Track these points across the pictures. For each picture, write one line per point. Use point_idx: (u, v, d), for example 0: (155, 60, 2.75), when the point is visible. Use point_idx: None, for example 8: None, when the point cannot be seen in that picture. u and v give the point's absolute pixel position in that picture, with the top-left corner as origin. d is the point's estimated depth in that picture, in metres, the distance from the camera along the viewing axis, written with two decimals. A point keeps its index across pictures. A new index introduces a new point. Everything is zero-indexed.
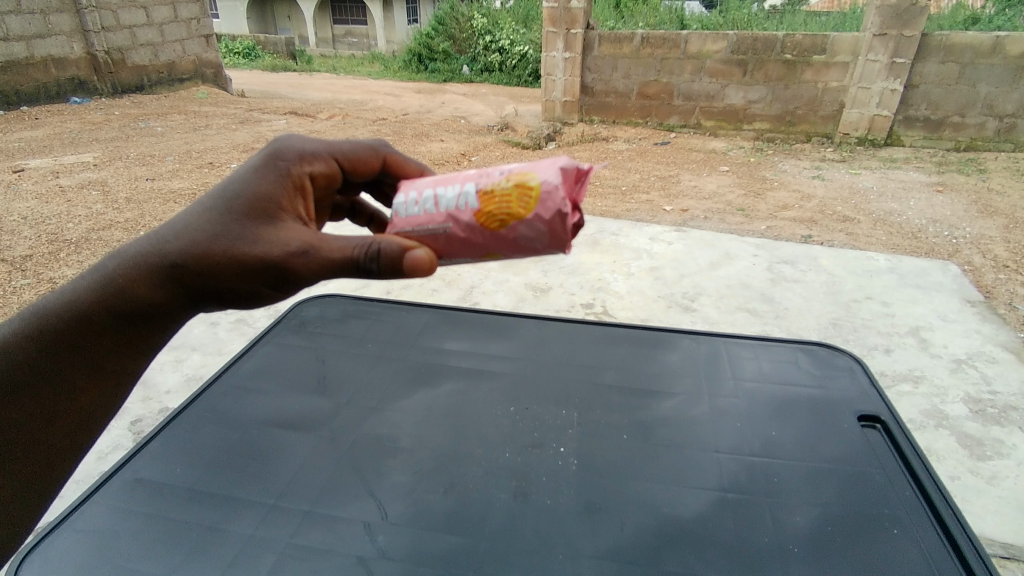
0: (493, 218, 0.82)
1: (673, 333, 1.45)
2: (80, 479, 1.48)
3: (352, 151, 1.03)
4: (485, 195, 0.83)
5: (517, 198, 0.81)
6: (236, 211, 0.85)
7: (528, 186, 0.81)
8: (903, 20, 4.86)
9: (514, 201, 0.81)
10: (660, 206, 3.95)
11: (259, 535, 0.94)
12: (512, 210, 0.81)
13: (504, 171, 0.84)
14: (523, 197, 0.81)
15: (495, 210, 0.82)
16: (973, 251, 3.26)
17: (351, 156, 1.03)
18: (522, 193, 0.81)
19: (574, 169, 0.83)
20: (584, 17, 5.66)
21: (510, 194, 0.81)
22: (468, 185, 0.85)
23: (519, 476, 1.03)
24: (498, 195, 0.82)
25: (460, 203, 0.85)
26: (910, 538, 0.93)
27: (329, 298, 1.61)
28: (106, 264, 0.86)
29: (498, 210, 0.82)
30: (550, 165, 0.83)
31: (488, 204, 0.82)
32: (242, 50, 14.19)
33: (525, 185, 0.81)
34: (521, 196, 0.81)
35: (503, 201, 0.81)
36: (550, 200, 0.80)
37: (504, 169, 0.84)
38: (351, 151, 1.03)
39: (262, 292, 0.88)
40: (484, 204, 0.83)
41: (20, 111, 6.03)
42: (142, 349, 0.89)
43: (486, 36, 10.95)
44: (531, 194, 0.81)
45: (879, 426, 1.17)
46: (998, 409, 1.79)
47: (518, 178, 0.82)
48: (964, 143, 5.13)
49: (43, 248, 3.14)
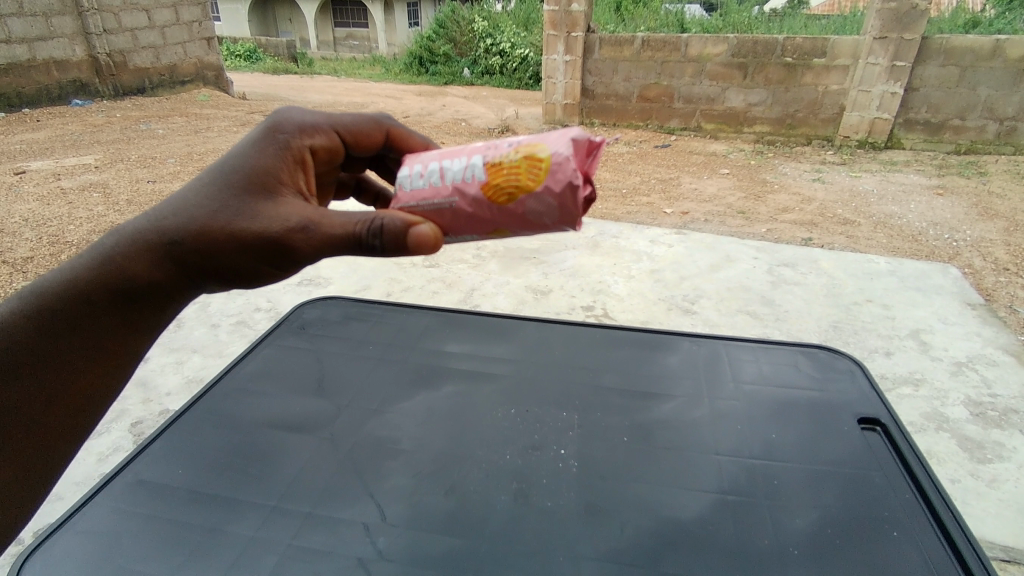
0: (501, 190, 0.83)
1: (673, 335, 1.45)
2: (80, 481, 1.50)
3: (353, 123, 1.04)
4: (493, 166, 0.84)
5: (526, 169, 0.81)
6: (236, 187, 0.85)
7: (537, 158, 0.81)
8: (903, 24, 4.87)
9: (523, 171, 0.81)
10: (660, 209, 3.96)
11: (260, 536, 0.94)
12: (521, 181, 0.81)
13: (513, 143, 0.84)
14: (532, 168, 0.81)
15: (504, 182, 0.82)
16: (974, 254, 3.27)
17: (353, 129, 1.04)
18: (531, 164, 0.81)
19: (586, 141, 0.83)
20: (584, 20, 5.68)
21: (520, 165, 0.82)
22: (475, 157, 0.86)
23: (519, 478, 1.03)
24: (506, 167, 0.82)
25: (466, 176, 0.85)
26: (909, 540, 0.93)
27: (329, 299, 1.61)
28: (106, 243, 0.86)
29: (507, 183, 0.82)
30: (561, 136, 0.83)
31: (496, 175, 0.83)
32: (243, 53, 14.22)
33: (535, 157, 0.81)
34: (530, 168, 0.81)
35: (513, 172, 0.82)
36: (561, 171, 0.80)
37: (513, 142, 0.85)
38: (352, 123, 1.04)
39: (263, 270, 0.88)
40: (492, 176, 0.83)
41: (22, 113, 6.04)
42: (143, 330, 0.88)
43: (486, 39, 10.98)
44: (541, 166, 0.81)
45: (878, 428, 1.17)
46: (998, 412, 1.79)
47: (527, 150, 0.82)
48: (964, 146, 5.13)
49: (44, 250, 3.15)
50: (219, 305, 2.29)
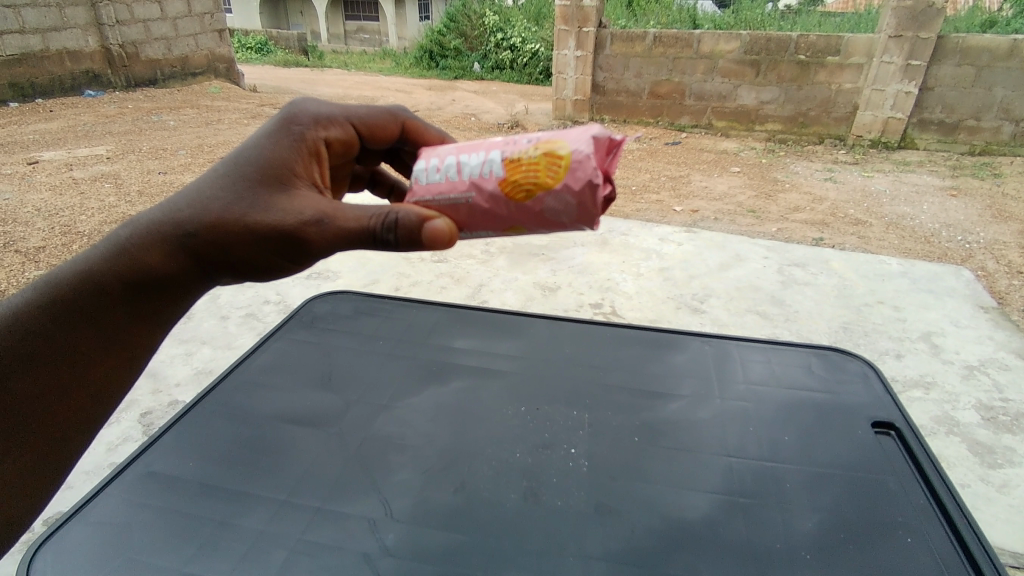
0: (520, 187, 0.82)
1: (683, 334, 1.44)
2: (90, 471, 1.51)
3: (369, 116, 1.03)
4: (512, 162, 0.83)
5: (545, 166, 0.81)
6: (250, 178, 0.85)
7: (557, 155, 0.81)
8: (919, 22, 4.81)
9: (542, 169, 0.81)
10: (670, 206, 3.94)
11: (270, 530, 0.94)
12: (540, 178, 0.81)
13: (533, 139, 0.84)
14: (552, 165, 0.81)
15: (522, 178, 0.82)
16: (987, 256, 3.24)
17: (369, 121, 1.03)
18: (551, 162, 0.81)
19: (606, 139, 0.83)
20: (596, 15, 5.63)
21: (539, 162, 0.81)
22: (494, 153, 0.85)
23: (530, 476, 1.02)
24: (525, 163, 0.82)
25: (484, 171, 0.85)
26: (923, 546, 0.92)
27: (340, 294, 1.61)
28: (120, 234, 0.86)
29: (526, 179, 0.82)
30: (582, 133, 0.83)
31: (515, 171, 0.83)
32: (254, 45, 14.23)
33: (554, 154, 0.81)
34: (549, 165, 0.81)
35: (531, 169, 0.81)
36: (581, 169, 0.80)
37: (531, 138, 0.85)
38: (366, 115, 1.03)
39: (276, 263, 0.88)
40: (510, 172, 0.83)
41: (35, 104, 6.09)
42: (157, 321, 0.89)
43: (498, 33, 10.97)
44: (560, 163, 0.81)
45: (893, 432, 1.16)
46: (1010, 417, 1.77)
47: (546, 147, 0.82)
48: (979, 147, 5.07)
49: (56, 239, 3.18)
50: (228, 297, 2.30)
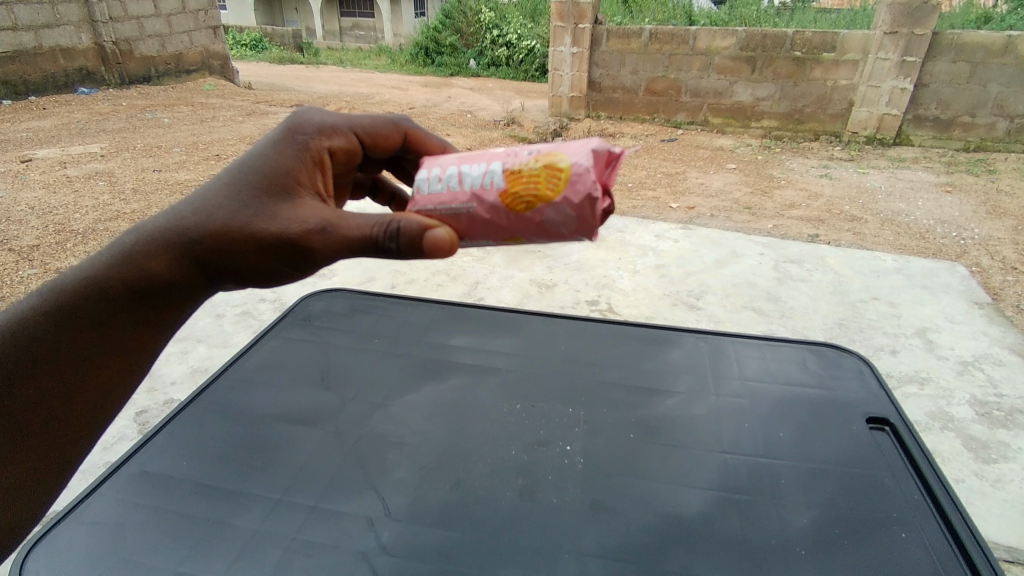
0: (520, 199, 0.82)
1: (678, 332, 1.43)
2: (84, 470, 1.51)
3: (373, 125, 1.03)
4: (512, 174, 0.83)
5: (545, 179, 0.81)
6: (255, 186, 0.85)
7: (557, 168, 0.81)
8: (914, 18, 4.82)
9: (543, 181, 0.81)
10: (666, 203, 3.93)
11: (266, 529, 0.94)
12: (540, 191, 0.81)
13: (533, 151, 0.84)
14: (552, 177, 0.81)
15: (523, 190, 0.82)
16: (981, 252, 3.25)
17: (373, 131, 1.03)
18: (551, 174, 0.81)
19: (606, 151, 0.83)
20: (592, 12, 5.63)
21: (539, 174, 0.81)
22: (494, 163, 0.85)
23: (525, 473, 1.03)
24: (526, 175, 0.82)
25: (485, 182, 0.84)
26: (915, 538, 0.93)
27: (335, 292, 1.60)
28: (124, 240, 0.86)
29: (526, 191, 0.82)
30: (581, 146, 0.83)
31: (516, 183, 0.82)
32: (249, 42, 14.15)
33: (554, 167, 0.81)
34: (549, 178, 0.81)
35: (531, 181, 0.81)
36: (581, 182, 0.80)
37: (532, 149, 0.84)
38: (370, 124, 1.03)
39: (279, 270, 0.87)
40: (510, 184, 0.83)
41: (28, 102, 6.04)
42: (161, 325, 0.88)
43: (494, 30, 10.95)
44: (560, 176, 0.81)
45: (887, 428, 1.16)
46: (1004, 412, 1.78)
47: (547, 159, 0.82)
48: (974, 143, 5.09)
49: (49, 238, 3.15)
50: (224, 295, 2.29)
